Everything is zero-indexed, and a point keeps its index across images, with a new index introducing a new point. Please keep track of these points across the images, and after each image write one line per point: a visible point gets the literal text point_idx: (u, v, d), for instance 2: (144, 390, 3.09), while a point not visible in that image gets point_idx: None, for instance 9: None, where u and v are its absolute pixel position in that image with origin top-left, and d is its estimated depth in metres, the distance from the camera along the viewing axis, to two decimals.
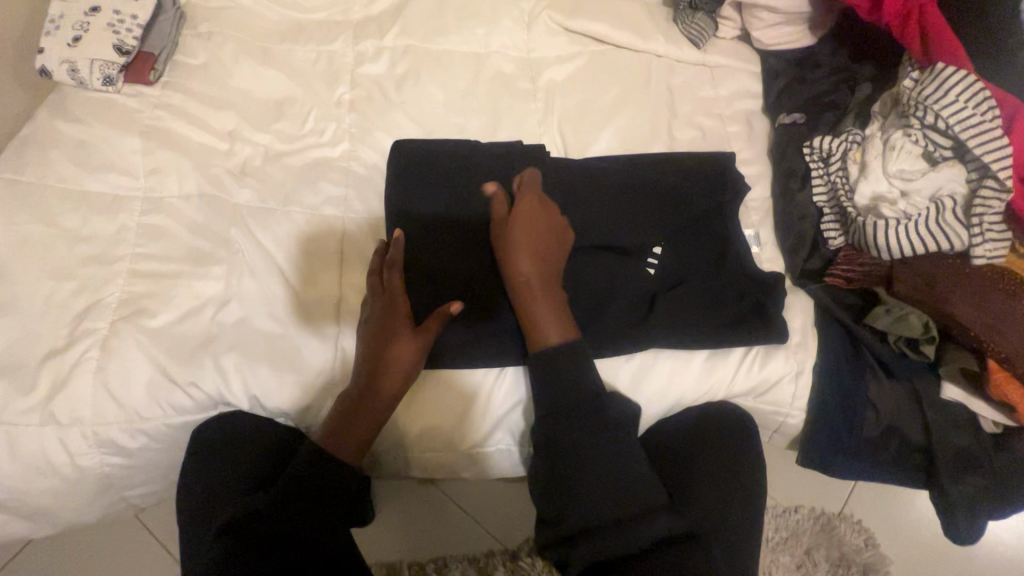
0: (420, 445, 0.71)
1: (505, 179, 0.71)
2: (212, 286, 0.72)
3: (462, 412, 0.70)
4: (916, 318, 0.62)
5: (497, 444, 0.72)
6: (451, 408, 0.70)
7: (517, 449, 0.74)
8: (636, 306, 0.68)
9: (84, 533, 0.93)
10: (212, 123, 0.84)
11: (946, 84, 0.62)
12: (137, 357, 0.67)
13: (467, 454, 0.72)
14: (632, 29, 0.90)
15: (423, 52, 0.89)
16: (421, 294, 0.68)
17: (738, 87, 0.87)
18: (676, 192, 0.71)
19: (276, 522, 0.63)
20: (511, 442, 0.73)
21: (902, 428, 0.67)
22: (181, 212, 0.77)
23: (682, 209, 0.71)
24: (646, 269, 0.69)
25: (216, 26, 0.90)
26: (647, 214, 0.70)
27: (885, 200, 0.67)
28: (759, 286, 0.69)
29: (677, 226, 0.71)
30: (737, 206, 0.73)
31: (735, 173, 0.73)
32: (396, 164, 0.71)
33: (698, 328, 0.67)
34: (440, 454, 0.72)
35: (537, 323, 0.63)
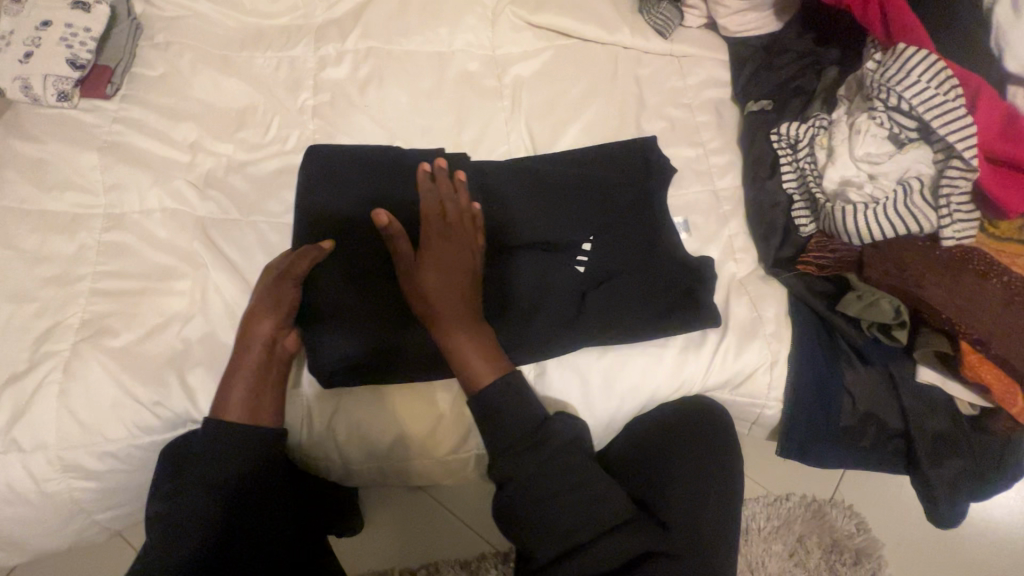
0: (394, 455, 0.70)
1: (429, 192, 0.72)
2: (176, 302, 0.71)
3: (436, 417, 0.70)
4: (888, 302, 0.61)
5: (473, 448, 0.72)
6: (410, 414, 0.69)
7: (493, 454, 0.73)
8: (566, 305, 0.68)
9: (74, 557, 0.91)
10: (173, 135, 0.82)
11: (908, 65, 0.61)
12: (100, 378, 0.65)
13: (444, 460, 0.72)
14: (597, 21, 0.89)
15: (386, 54, 0.88)
16: (346, 302, 0.68)
17: (706, 76, 0.86)
18: (599, 185, 0.71)
19: (237, 534, 0.59)
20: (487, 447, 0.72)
21: (880, 415, 0.66)
22: (143, 227, 0.75)
23: (607, 202, 0.71)
24: (576, 267, 0.69)
25: (173, 36, 0.88)
26: (568, 212, 0.70)
27: (853, 184, 0.66)
28: (689, 274, 0.68)
29: (605, 220, 0.71)
30: (664, 190, 0.72)
31: (658, 155, 0.73)
32: (337, 178, 0.72)
33: (654, 320, 0.66)
34: (404, 464, 0.71)
35: (460, 353, 0.61)
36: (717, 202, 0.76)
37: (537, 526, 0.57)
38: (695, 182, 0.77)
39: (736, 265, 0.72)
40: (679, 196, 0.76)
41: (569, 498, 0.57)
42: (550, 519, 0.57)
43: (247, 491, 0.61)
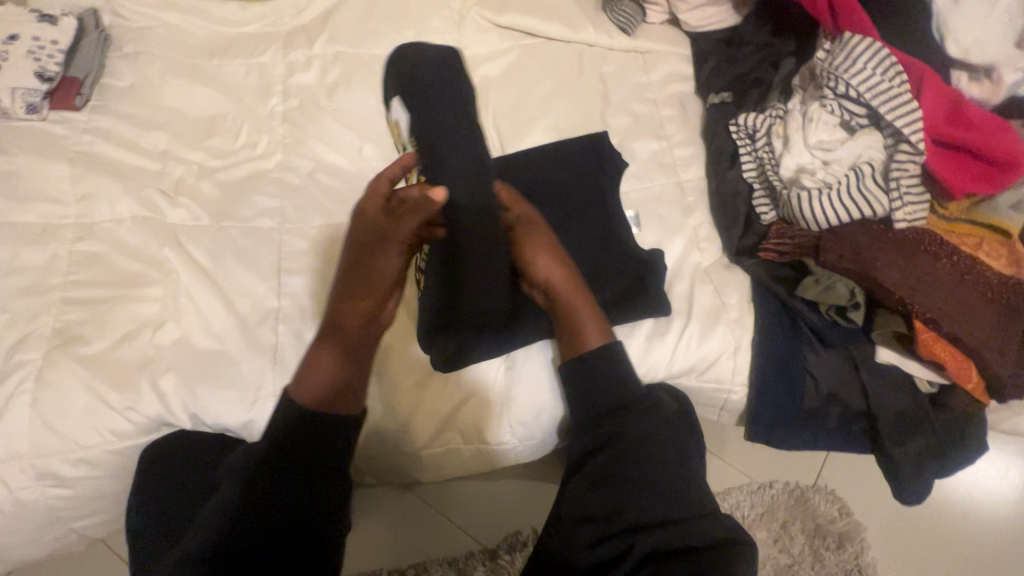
0: (401, 445, 0.71)
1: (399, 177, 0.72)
2: (148, 308, 0.71)
3: (451, 407, 0.70)
4: (843, 286, 0.64)
5: (489, 440, 0.71)
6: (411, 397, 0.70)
7: (511, 447, 0.73)
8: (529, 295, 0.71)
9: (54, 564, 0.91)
10: (144, 144, 0.83)
11: (854, 53, 0.63)
12: (72, 386, 0.66)
13: (457, 451, 0.72)
14: (562, 20, 0.90)
15: (354, 58, 0.89)
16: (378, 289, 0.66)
17: (669, 70, 0.88)
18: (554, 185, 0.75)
19: (266, 514, 0.57)
20: (506, 439, 0.72)
21: (844, 396, 0.68)
22: (115, 235, 0.76)
23: (562, 198, 0.74)
24: None
25: (142, 46, 0.89)
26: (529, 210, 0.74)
27: (807, 170, 0.67)
28: (640, 263, 0.71)
29: (560, 216, 0.74)
30: (616, 184, 0.75)
31: (609, 150, 0.76)
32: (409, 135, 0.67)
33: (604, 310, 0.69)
34: (422, 453, 0.72)
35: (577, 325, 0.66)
36: (681, 193, 0.77)
37: (590, 506, 0.62)
38: (659, 174, 0.78)
39: (700, 253, 0.74)
40: (644, 188, 0.77)
41: (643, 493, 0.61)
42: (651, 491, 0.62)
43: (277, 464, 0.58)
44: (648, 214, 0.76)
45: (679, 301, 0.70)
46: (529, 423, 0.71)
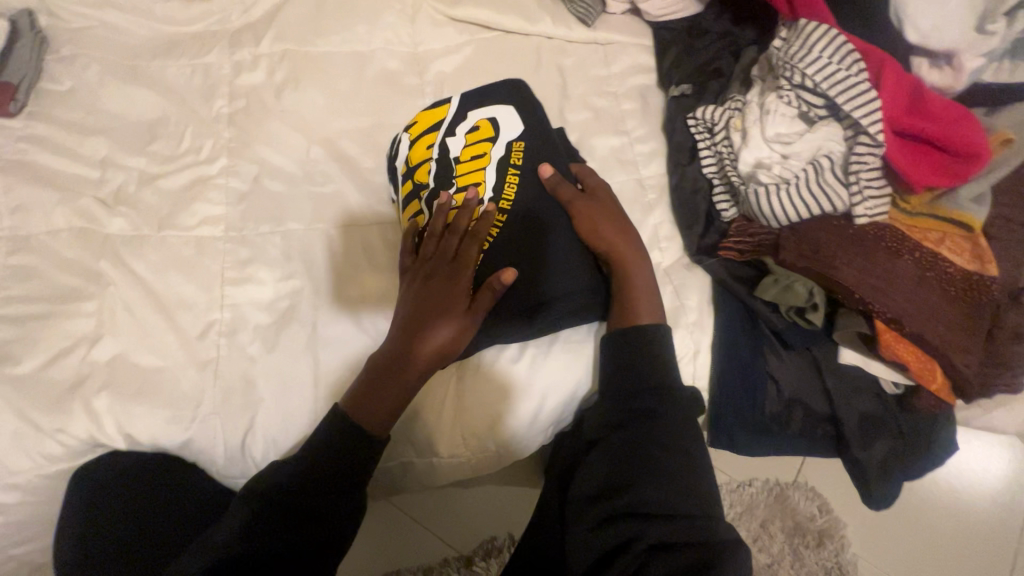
0: (393, 450, 0.69)
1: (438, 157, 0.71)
2: (83, 324, 0.68)
3: (440, 410, 0.67)
4: (802, 286, 0.61)
5: (479, 445, 0.68)
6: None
7: (504, 449, 0.69)
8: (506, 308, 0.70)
9: None
10: (82, 151, 0.79)
11: (809, 41, 0.60)
12: (1, 408, 0.63)
13: (447, 458, 0.69)
14: (518, 12, 0.87)
15: (303, 57, 0.85)
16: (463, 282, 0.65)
17: (630, 63, 0.85)
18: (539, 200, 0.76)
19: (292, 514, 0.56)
20: (497, 444, 0.68)
21: (807, 399, 0.66)
22: (49, 248, 0.72)
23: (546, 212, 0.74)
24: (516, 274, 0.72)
25: (80, 48, 0.85)
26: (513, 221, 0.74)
27: (765, 166, 0.64)
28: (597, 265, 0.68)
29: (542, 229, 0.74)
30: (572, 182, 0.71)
31: (567, 148, 0.73)
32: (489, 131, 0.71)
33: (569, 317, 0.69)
34: (413, 458, 0.69)
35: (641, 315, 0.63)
36: (641, 191, 0.74)
37: (606, 492, 0.57)
38: (617, 171, 0.75)
39: (660, 253, 0.71)
40: None
41: (659, 479, 0.55)
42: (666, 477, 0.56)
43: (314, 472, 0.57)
44: None
45: None
46: (521, 425, 0.68)
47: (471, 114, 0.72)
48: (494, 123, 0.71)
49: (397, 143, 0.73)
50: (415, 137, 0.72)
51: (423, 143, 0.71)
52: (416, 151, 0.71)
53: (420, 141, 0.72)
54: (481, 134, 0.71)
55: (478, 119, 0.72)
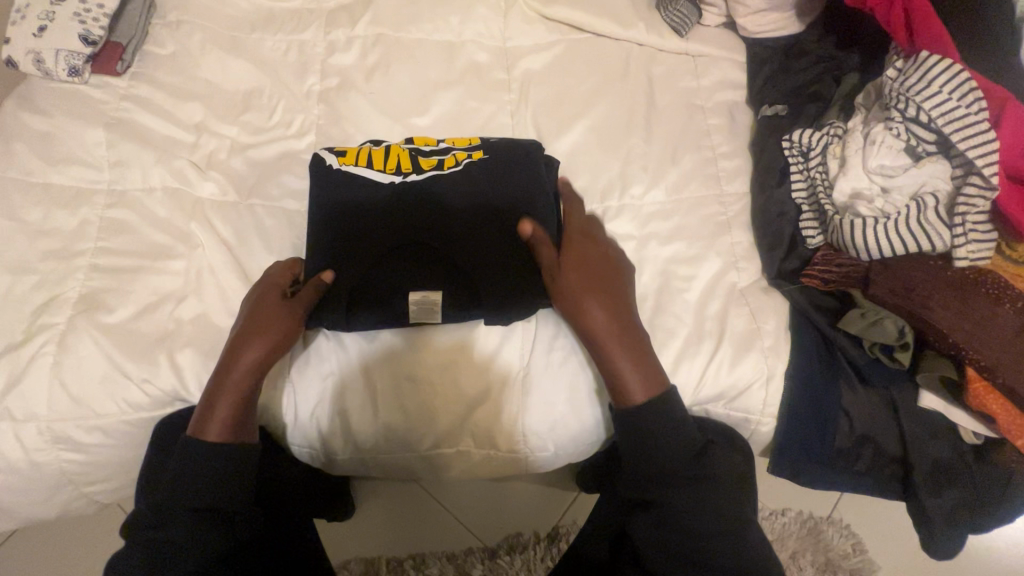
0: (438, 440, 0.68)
1: (407, 178, 0.69)
2: (171, 281, 0.71)
3: (486, 392, 0.67)
4: (891, 323, 0.59)
5: (529, 441, 0.68)
6: (420, 404, 0.67)
7: (552, 451, 0.70)
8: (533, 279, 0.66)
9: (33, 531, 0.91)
10: (179, 115, 0.82)
11: (930, 74, 0.58)
12: (92, 352, 0.67)
13: (498, 455, 0.70)
14: (613, 16, 0.87)
15: (395, 42, 0.87)
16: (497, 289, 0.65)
17: (721, 77, 0.84)
18: (515, 178, 0.69)
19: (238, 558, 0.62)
20: (547, 444, 0.69)
21: (878, 439, 0.64)
22: (143, 205, 0.76)
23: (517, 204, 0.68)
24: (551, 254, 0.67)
25: (185, 15, 0.88)
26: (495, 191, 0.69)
27: (863, 197, 0.63)
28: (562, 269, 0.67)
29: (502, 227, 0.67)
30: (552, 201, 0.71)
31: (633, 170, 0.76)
32: (451, 187, 0.68)
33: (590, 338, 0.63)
34: (458, 450, 0.69)
35: (616, 370, 0.61)
36: (721, 209, 0.74)
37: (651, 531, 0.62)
38: (699, 187, 0.75)
39: (737, 273, 0.71)
40: (679, 200, 0.75)
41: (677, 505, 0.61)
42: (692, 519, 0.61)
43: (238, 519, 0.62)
44: (683, 229, 0.73)
45: (710, 322, 0.67)
46: (580, 426, 0.69)
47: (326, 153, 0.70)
48: (458, 181, 0.69)
49: (328, 153, 0.70)
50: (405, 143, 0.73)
51: (393, 163, 0.70)
52: (385, 162, 0.70)
53: (371, 158, 0.70)
54: (349, 160, 0.70)
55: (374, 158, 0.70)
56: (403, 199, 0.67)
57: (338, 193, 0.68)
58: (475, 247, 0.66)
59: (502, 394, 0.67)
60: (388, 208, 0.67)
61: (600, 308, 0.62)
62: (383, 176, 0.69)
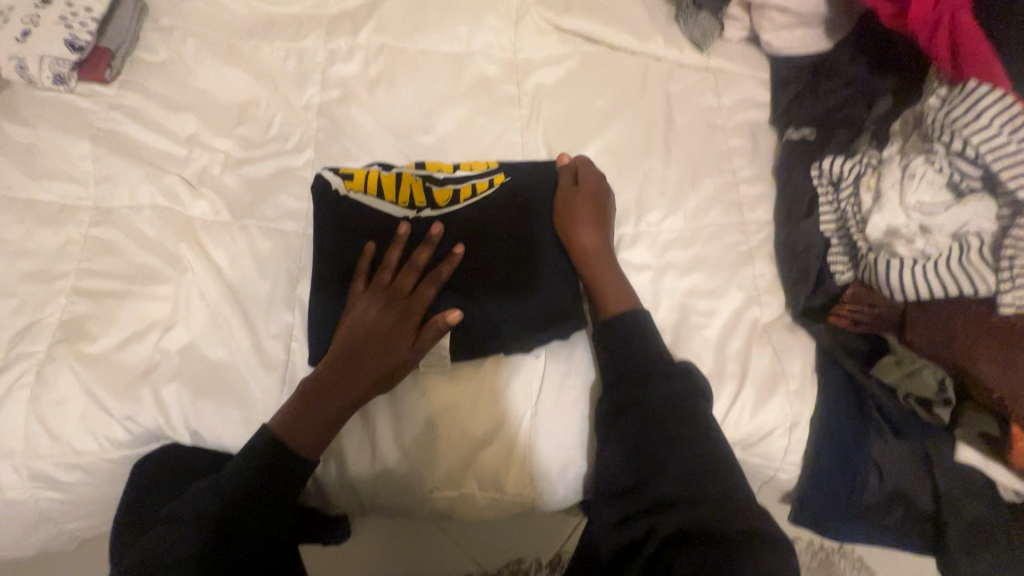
0: (440, 481, 0.64)
1: (421, 213, 0.66)
2: (158, 308, 0.67)
3: (492, 431, 0.63)
4: (931, 375, 0.56)
5: (536, 482, 0.65)
6: (422, 441, 0.63)
7: (560, 493, 0.66)
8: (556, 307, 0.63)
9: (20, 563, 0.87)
10: (171, 127, 0.78)
11: (979, 105, 0.54)
12: (72, 385, 0.63)
13: (503, 498, 0.65)
14: (629, 28, 0.82)
15: (400, 52, 0.82)
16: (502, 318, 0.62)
17: (743, 95, 0.79)
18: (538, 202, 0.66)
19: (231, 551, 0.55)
20: (555, 486, 0.65)
21: (910, 494, 0.60)
22: (130, 224, 0.71)
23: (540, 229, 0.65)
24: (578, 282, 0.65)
25: (179, 20, 0.83)
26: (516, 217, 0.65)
27: (901, 235, 0.58)
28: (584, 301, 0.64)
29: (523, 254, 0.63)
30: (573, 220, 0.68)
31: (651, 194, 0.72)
32: (471, 219, 0.65)
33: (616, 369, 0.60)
34: (462, 492, 0.65)
35: (599, 284, 0.63)
36: (743, 238, 0.70)
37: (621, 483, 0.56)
38: (720, 214, 0.71)
39: (760, 308, 0.66)
40: (698, 228, 0.71)
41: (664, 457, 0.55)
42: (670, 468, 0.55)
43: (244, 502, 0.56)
44: (703, 259, 0.69)
45: (731, 362, 0.63)
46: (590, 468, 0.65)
47: (333, 174, 0.66)
48: (479, 213, 0.65)
49: (335, 175, 0.66)
50: (420, 168, 0.69)
51: (405, 195, 0.67)
52: (397, 193, 0.66)
53: (381, 186, 0.66)
54: (359, 185, 0.66)
55: (387, 187, 0.66)
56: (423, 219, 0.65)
57: (342, 224, 0.64)
58: (491, 276, 0.62)
59: (509, 433, 0.63)
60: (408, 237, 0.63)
61: (590, 241, 0.64)
62: (395, 207, 0.66)
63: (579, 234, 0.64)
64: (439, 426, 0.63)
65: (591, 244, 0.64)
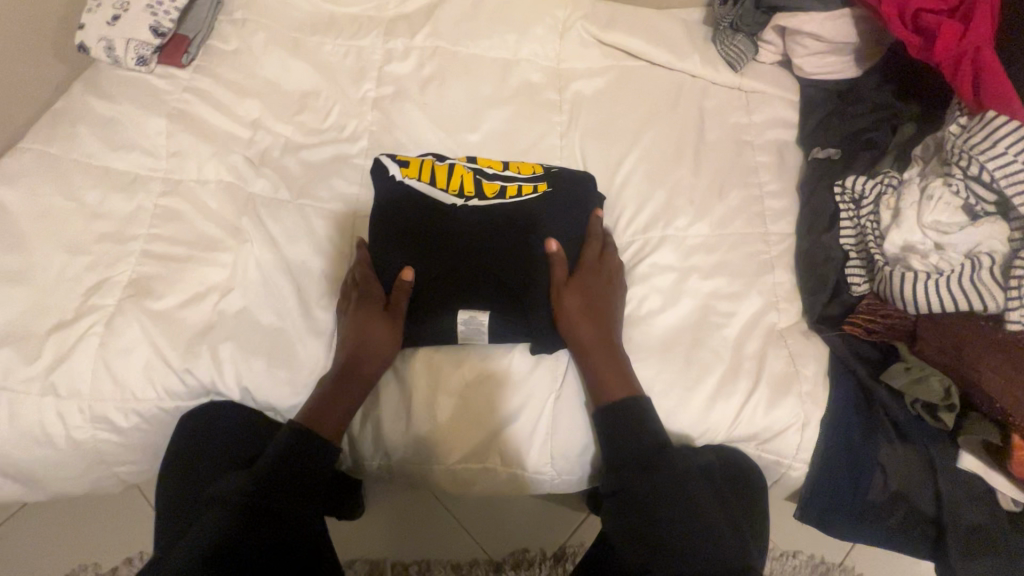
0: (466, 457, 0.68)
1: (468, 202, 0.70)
2: (216, 274, 0.73)
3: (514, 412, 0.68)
4: (937, 382, 0.60)
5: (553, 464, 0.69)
6: (451, 417, 0.67)
7: (575, 475, 0.70)
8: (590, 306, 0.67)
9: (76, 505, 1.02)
10: (237, 110, 0.84)
11: (996, 134, 0.58)
12: (137, 337, 0.69)
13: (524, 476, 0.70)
14: (668, 46, 0.87)
15: (452, 55, 0.88)
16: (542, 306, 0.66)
17: (772, 115, 0.84)
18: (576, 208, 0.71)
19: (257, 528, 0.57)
20: (570, 468, 0.69)
21: (913, 497, 0.63)
22: (197, 196, 0.78)
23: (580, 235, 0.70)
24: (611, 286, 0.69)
25: (251, 14, 0.90)
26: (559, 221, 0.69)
27: (916, 252, 0.63)
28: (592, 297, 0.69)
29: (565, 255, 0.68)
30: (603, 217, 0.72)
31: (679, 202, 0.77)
32: (500, 220, 0.68)
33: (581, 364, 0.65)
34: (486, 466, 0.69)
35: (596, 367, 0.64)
36: (765, 247, 0.74)
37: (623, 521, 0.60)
38: (744, 224, 0.76)
39: (777, 314, 0.70)
40: (723, 235, 0.75)
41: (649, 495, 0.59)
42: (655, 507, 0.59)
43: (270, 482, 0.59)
44: (726, 264, 0.73)
45: (748, 361, 0.67)
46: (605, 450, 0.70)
47: (391, 161, 0.72)
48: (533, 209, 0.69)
49: (392, 162, 0.71)
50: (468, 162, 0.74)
51: (456, 184, 0.71)
52: (448, 181, 0.71)
53: (433, 174, 0.72)
54: (413, 172, 0.71)
55: (439, 176, 0.72)
56: (470, 214, 0.69)
57: (394, 210, 0.69)
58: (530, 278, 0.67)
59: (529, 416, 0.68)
60: (429, 240, 0.68)
61: (597, 330, 0.65)
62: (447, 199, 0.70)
63: (589, 323, 0.65)
64: (464, 404, 0.67)
65: (597, 336, 0.65)
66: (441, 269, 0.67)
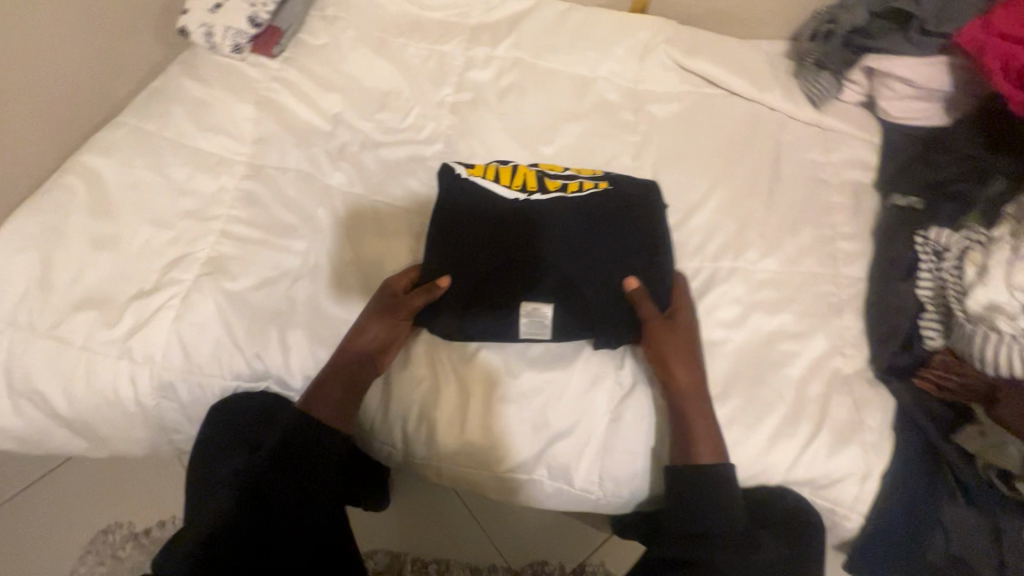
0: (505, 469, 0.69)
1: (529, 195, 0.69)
2: (290, 261, 0.75)
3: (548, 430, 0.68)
4: (1015, 449, 0.60)
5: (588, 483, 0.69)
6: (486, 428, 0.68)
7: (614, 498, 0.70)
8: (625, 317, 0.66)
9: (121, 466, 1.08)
10: (321, 103, 0.87)
11: None
12: (212, 314, 0.71)
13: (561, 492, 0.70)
14: (749, 77, 0.87)
15: (532, 68, 0.89)
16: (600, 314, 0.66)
17: (850, 156, 0.83)
18: (610, 208, 0.69)
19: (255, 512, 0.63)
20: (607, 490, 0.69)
21: (974, 564, 0.62)
22: (276, 183, 0.80)
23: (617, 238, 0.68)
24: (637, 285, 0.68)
25: (342, 12, 0.93)
26: (596, 222, 0.68)
27: (1002, 311, 0.59)
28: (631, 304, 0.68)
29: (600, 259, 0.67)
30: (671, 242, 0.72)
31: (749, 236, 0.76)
32: (533, 215, 0.67)
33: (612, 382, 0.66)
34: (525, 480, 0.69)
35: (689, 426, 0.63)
36: (834, 289, 0.73)
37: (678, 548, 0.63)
38: (816, 263, 0.75)
39: (843, 359, 0.69)
40: (792, 273, 0.74)
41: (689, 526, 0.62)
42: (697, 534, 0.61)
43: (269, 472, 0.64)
44: (794, 303, 0.72)
45: (811, 404, 0.66)
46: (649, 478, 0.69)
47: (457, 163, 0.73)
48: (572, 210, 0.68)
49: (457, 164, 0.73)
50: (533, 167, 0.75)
51: (519, 180, 0.71)
52: (512, 179, 0.71)
53: (498, 174, 0.72)
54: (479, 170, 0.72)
55: (503, 174, 0.72)
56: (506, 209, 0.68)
57: (442, 207, 0.69)
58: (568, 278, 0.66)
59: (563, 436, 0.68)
60: (457, 238, 0.68)
61: (690, 387, 0.65)
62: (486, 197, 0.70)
63: (686, 383, 0.65)
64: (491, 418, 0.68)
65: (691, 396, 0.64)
66: (473, 267, 0.67)
